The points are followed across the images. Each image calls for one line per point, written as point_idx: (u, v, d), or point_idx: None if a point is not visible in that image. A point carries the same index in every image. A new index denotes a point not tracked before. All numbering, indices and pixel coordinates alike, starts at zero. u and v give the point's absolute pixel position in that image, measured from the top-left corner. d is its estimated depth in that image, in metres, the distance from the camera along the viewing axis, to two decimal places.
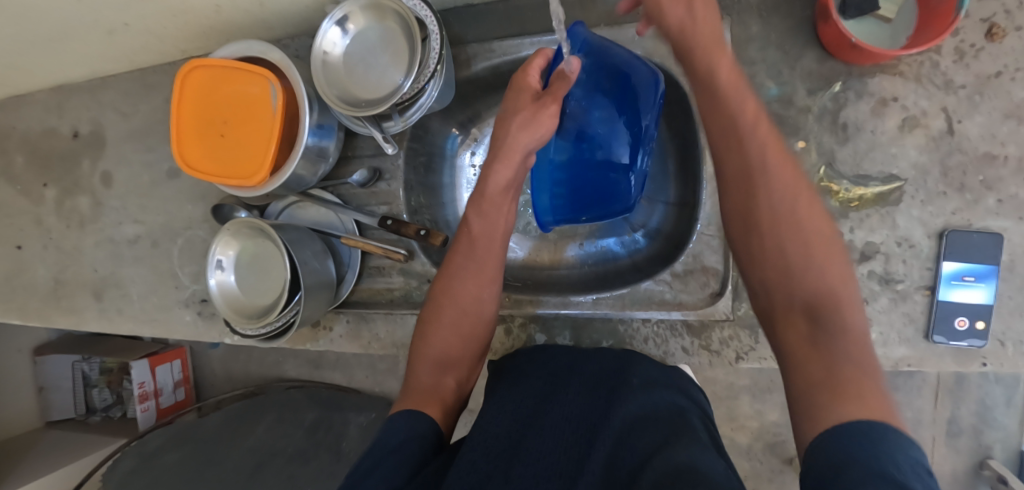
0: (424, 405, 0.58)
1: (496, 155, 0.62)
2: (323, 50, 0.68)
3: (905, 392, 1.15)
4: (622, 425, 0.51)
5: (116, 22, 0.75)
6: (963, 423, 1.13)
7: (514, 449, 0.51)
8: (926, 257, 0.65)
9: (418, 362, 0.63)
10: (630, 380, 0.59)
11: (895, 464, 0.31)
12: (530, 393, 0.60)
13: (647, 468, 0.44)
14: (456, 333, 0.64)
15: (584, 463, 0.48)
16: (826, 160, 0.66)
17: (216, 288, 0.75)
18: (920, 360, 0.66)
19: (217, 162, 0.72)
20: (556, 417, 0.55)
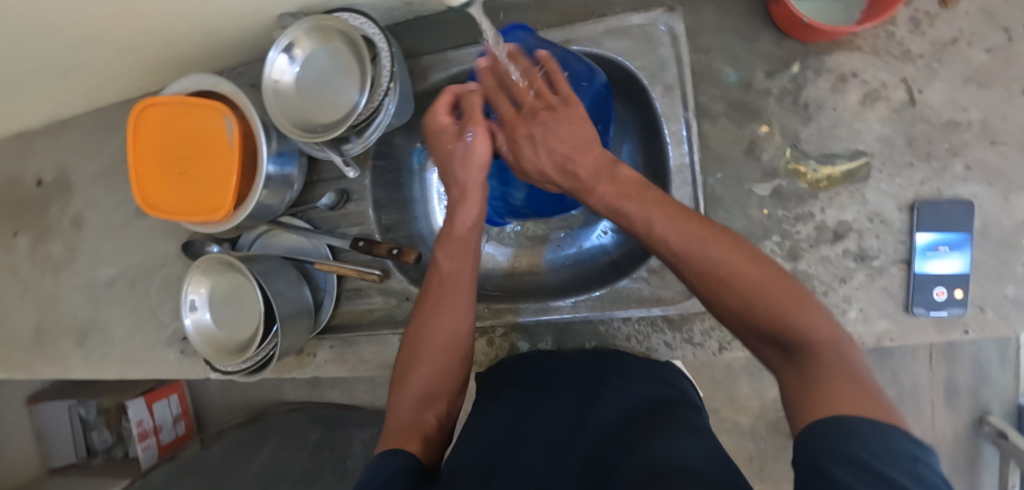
0: (405, 441, 0.55)
1: (456, 197, 0.63)
2: (273, 79, 0.67)
3: (899, 357, 1.16)
4: (602, 430, 0.52)
5: (63, 66, 0.74)
6: (959, 383, 1.13)
7: (495, 467, 0.50)
8: (899, 231, 0.65)
9: (398, 399, 0.60)
10: (610, 381, 0.59)
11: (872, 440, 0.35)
12: (513, 403, 0.59)
13: (627, 470, 0.44)
14: (434, 368, 0.62)
15: (561, 471, 0.49)
16: (790, 141, 0.66)
17: (193, 328, 0.74)
18: (903, 333, 0.65)
19: (180, 200, 0.71)
20: (538, 428, 0.55)
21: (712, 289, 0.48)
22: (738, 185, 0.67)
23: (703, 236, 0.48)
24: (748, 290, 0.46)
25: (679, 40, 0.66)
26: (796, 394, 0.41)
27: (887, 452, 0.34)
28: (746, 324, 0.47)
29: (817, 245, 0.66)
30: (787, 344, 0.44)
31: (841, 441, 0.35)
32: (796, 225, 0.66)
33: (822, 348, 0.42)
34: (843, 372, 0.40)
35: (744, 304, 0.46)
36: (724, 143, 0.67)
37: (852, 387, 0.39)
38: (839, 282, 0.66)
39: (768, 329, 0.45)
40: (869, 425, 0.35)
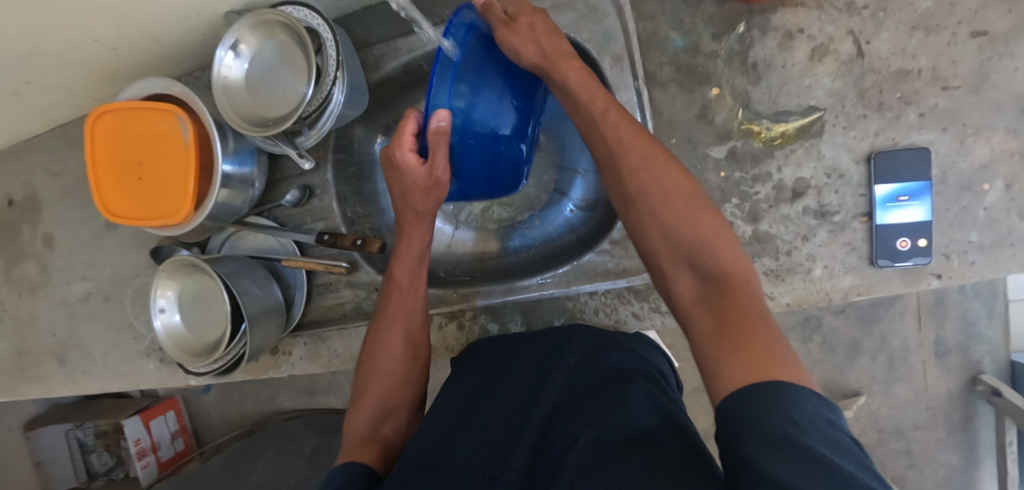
0: (356, 454, 0.56)
1: (407, 218, 0.65)
2: (222, 77, 0.66)
3: (888, 321, 1.14)
4: (552, 410, 0.51)
5: (16, 82, 0.73)
6: (950, 343, 1.12)
7: (441, 461, 0.50)
8: (857, 184, 0.64)
9: (356, 410, 0.61)
10: (565, 359, 0.58)
11: (792, 411, 0.33)
12: (467, 390, 0.60)
13: (577, 444, 0.44)
14: (391, 381, 0.63)
15: (508, 458, 0.47)
16: (742, 102, 0.66)
17: (163, 332, 0.73)
18: (869, 287, 0.65)
19: (139, 205, 0.71)
20: (488, 412, 0.54)
21: (648, 198, 0.49)
22: (692, 150, 0.67)
23: (647, 147, 0.50)
24: (679, 207, 0.48)
25: (624, 9, 0.66)
26: (716, 326, 0.42)
27: (806, 421, 0.32)
28: (667, 247, 0.48)
29: (776, 205, 0.66)
30: (703, 266, 0.45)
31: (761, 416, 0.33)
32: (754, 186, 0.66)
33: (733, 278, 0.44)
34: (749, 302, 0.42)
35: (672, 218, 0.48)
36: (676, 109, 0.68)
37: (756, 318, 0.40)
38: (802, 241, 0.65)
39: (686, 251, 0.47)
40: (789, 391, 0.34)
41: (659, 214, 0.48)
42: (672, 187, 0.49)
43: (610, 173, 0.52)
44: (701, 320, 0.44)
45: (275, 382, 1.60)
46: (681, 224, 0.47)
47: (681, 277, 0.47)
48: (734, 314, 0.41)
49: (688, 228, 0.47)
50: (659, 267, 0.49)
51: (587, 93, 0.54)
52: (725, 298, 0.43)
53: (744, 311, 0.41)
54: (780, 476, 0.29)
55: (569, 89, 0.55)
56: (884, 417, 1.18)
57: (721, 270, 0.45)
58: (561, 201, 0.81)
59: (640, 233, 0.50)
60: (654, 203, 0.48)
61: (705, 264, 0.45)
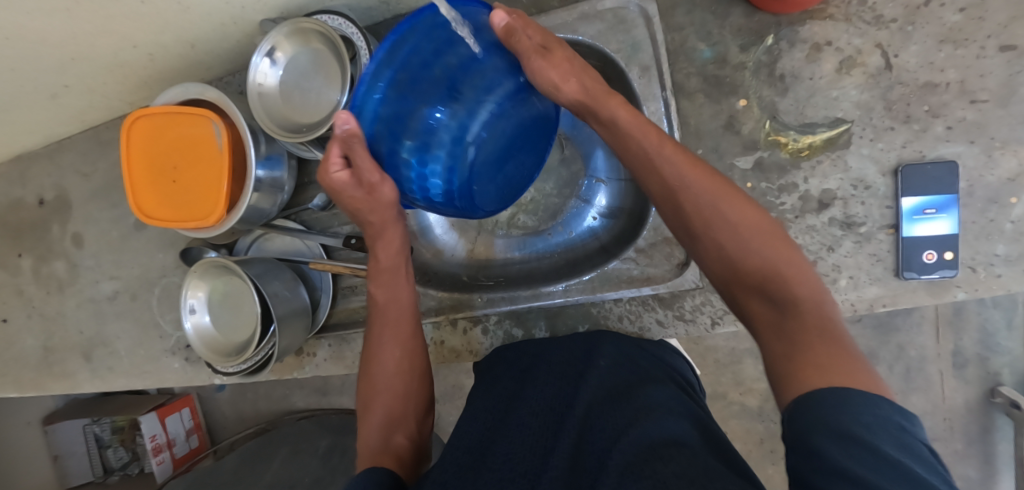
0: (379, 460, 0.55)
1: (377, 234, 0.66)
2: (258, 83, 0.68)
3: (905, 331, 1.14)
4: (586, 412, 0.52)
5: (55, 85, 0.75)
6: (968, 353, 1.12)
7: (480, 460, 0.50)
8: (884, 196, 0.64)
9: (365, 425, 0.61)
10: (595, 362, 0.59)
11: (858, 419, 0.34)
12: (501, 394, 0.61)
13: (617, 448, 0.44)
14: (394, 394, 0.64)
15: (549, 454, 0.48)
16: (769, 113, 0.66)
17: (193, 331, 0.75)
18: (894, 298, 0.65)
19: (173, 208, 0.72)
20: (522, 413, 0.55)
21: (710, 226, 0.48)
22: (718, 160, 0.68)
23: (708, 179, 0.49)
24: (748, 237, 0.47)
25: (653, 20, 0.67)
26: (788, 345, 0.41)
27: (875, 424, 0.34)
28: (733, 275, 0.47)
29: (802, 215, 0.66)
30: (779, 295, 0.44)
31: (829, 412, 0.35)
32: (780, 196, 0.66)
33: (809, 300, 0.43)
34: (829, 336, 0.41)
35: (739, 245, 0.47)
36: (702, 119, 0.68)
37: (839, 356, 0.39)
38: (827, 251, 0.66)
39: (758, 278, 0.45)
40: (858, 396, 0.35)
41: (727, 241, 0.47)
42: (741, 221, 0.48)
43: (668, 201, 0.51)
44: (772, 342, 0.43)
45: (289, 381, 1.61)
46: (750, 252, 0.46)
47: (750, 299, 0.46)
48: (811, 334, 0.41)
49: (756, 256, 0.46)
50: (730, 296, 0.48)
51: (643, 131, 0.53)
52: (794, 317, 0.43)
53: (814, 329, 0.41)
54: (857, 474, 0.31)
55: (620, 126, 0.54)
56: None
57: (800, 300, 0.43)
58: (584, 208, 0.82)
59: (701, 257, 0.50)
60: (714, 235, 0.48)
61: (776, 290, 0.44)
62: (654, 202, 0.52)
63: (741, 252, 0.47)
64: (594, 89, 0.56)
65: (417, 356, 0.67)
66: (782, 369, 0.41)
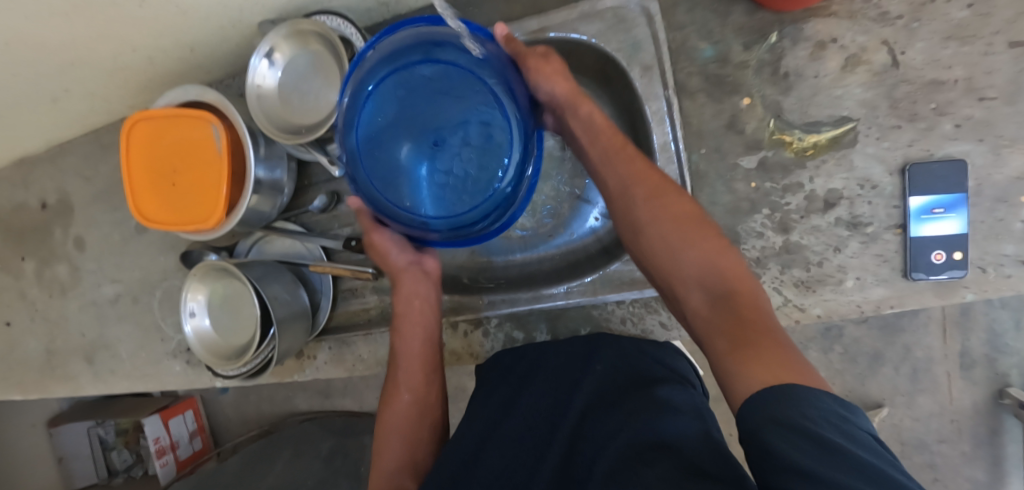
0: None
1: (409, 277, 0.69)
2: (257, 85, 0.68)
3: (912, 331, 1.13)
4: (581, 415, 0.54)
5: (55, 89, 0.75)
6: (975, 354, 1.10)
7: (472, 476, 0.55)
8: (891, 195, 0.63)
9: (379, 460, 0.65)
10: (592, 365, 0.59)
11: (807, 415, 0.34)
12: (496, 404, 0.62)
13: (603, 455, 0.47)
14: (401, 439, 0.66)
15: (539, 466, 0.53)
16: (772, 112, 0.65)
17: (193, 334, 0.75)
18: (901, 299, 0.64)
19: (173, 211, 0.72)
20: (515, 426, 0.58)
21: (659, 220, 0.53)
22: (721, 160, 0.67)
23: (658, 182, 0.55)
24: (687, 231, 0.52)
25: (654, 19, 0.66)
26: (726, 337, 0.44)
27: (822, 417, 0.34)
28: (676, 274, 0.51)
29: (807, 215, 0.65)
30: (712, 284, 0.49)
31: (779, 407, 0.35)
32: (784, 197, 0.66)
33: (742, 294, 0.47)
34: (754, 318, 0.45)
35: (684, 240, 0.51)
36: (705, 119, 0.68)
37: (765, 337, 0.43)
38: (833, 252, 0.65)
39: (695, 272, 0.50)
40: (810, 403, 0.35)
41: (668, 237, 0.52)
42: (683, 218, 0.53)
43: (623, 203, 0.56)
44: (712, 339, 0.46)
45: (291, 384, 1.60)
46: (693, 246, 0.51)
47: (690, 295, 0.50)
48: (745, 329, 0.44)
49: (697, 250, 0.50)
50: (673, 291, 0.52)
51: (609, 133, 0.59)
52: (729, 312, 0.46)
53: (751, 324, 0.44)
54: (804, 465, 0.31)
55: (592, 124, 0.59)
56: (907, 429, 1.17)
57: (729, 289, 0.48)
58: (586, 209, 0.81)
59: (650, 256, 0.54)
60: (659, 233, 0.53)
61: (716, 286, 0.48)
62: (610, 201, 0.58)
63: (683, 247, 0.51)
64: (572, 87, 0.60)
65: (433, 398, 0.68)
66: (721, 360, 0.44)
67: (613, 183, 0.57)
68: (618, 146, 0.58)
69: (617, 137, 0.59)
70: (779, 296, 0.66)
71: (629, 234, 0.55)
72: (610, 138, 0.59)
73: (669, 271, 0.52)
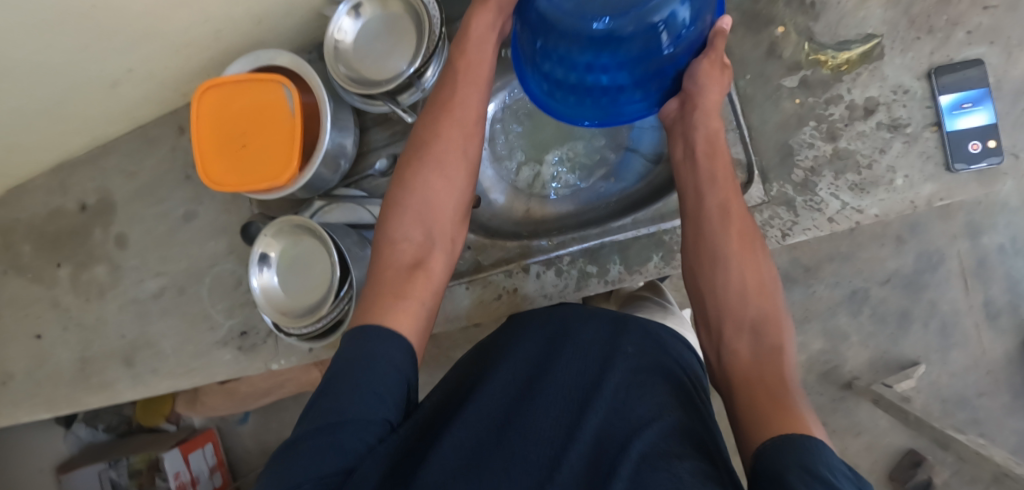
0: (395, 290, 0.56)
1: (475, 6, 0.66)
2: (336, 38, 0.73)
3: (935, 287, 1.18)
4: (611, 393, 0.51)
5: (119, 69, 0.77)
6: (999, 302, 1.17)
7: (511, 421, 0.50)
8: (922, 98, 0.69)
9: (394, 218, 0.61)
10: (621, 347, 0.57)
11: (824, 464, 0.35)
12: (528, 360, 0.58)
13: (631, 448, 0.45)
14: (438, 191, 0.62)
15: (574, 430, 0.48)
16: (806, 36, 0.72)
17: (260, 291, 0.75)
18: (949, 192, 0.69)
19: (243, 172, 0.73)
20: (556, 381, 0.54)
21: (738, 253, 0.56)
22: (766, 83, 0.73)
23: (745, 223, 0.57)
24: (750, 289, 0.54)
25: None
26: (769, 384, 0.47)
27: (835, 471, 0.34)
28: (738, 307, 0.54)
29: (852, 123, 0.71)
30: (766, 348, 0.51)
31: (805, 456, 0.36)
32: (828, 108, 0.71)
33: (786, 363, 0.49)
34: (787, 386, 0.46)
35: (749, 287, 0.54)
36: (745, 49, 0.74)
37: (799, 408, 0.43)
38: (880, 153, 0.70)
39: (756, 322, 0.53)
40: (808, 453, 0.36)
41: (741, 270, 0.55)
42: (755, 264, 0.55)
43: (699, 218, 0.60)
44: (752, 372, 0.49)
45: None
46: (766, 300, 0.54)
47: (739, 338, 0.53)
48: (786, 388, 0.46)
49: (764, 309, 0.53)
50: (723, 326, 0.54)
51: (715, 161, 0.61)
52: (775, 367, 0.49)
53: (790, 387, 0.47)
54: None
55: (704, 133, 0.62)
56: (945, 386, 1.20)
57: (779, 351, 0.50)
58: (636, 158, 0.85)
59: (714, 286, 0.56)
60: (734, 265, 0.55)
61: (771, 338, 0.51)
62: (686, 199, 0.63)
63: (750, 296, 0.54)
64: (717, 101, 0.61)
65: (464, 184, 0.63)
66: (747, 405, 0.46)
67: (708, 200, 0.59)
68: (730, 176, 0.60)
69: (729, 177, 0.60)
70: (838, 200, 0.70)
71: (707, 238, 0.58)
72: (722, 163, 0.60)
73: (725, 312, 0.55)
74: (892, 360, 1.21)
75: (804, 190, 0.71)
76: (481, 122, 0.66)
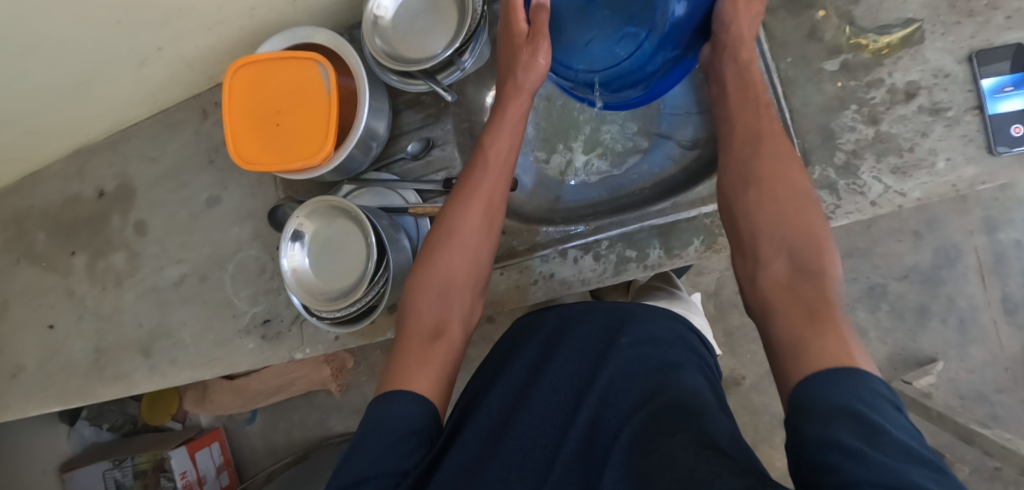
0: (417, 362, 0.57)
1: (510, 98, 0.69)
2: (375, 15, 0.72)
3: (953, 283, 1.18)
4: (604, 391, 0.52)
5: (149, 47, 0.76)
6: (1017, 298, 1.15)
7: (505, 425, 0.52)
8: (963, 82, 0.69)
9: (418, 295, 0.62)
10: (616, 339, 0.57)
11: (859, 400, 0.37)
12: (523, 364, 0.59)
13: (615, 449, 0.46)
14: (462, 256, 0.64)
15: (567, 429, 0.50)
16: (847, 20, 0.72)
17: (291, 273, 0.73)
18: (992, 175, 0.68)
19: (277, 152, 0.72)
20: (550, 381, 0.54)
21: (770, 182, 0.55)
22: (807, 66, 0.73)
23: (788, 174, 0.55)
24: (783, 201, 0.54)
25: None
26: (807, 313, 0.46)
27: (873, 402, 0.37)
28: (766, 234, 0.53)
29: (893, 106, 0.70)
30: (793, 245, 0.51)
31: (830, 392, 0.38)
32: (869, 92, 0.71)
33: (830, 280, 0.48)
34: (832, 305, 0.46)
35: (784, 212, 0.53)
36: (786, 31, 0.74)
37: (839, 330, 0.43)
38: (922, 137, 0.69)
39: (791, 243, 0.51)
40: (852, 377, 0.39)
41: (777, 203, 0.54)
42: (791, 194, 0.54)
43: (732, 181, 0.58)
44: (784, 301, 0.48)
45: (325, 405, 1.48)
46: (797, 212, 0.53)
47: (775, 259, 0.51)
48: (823, 303, 0.46)
49: (796, 221, 0.52)
50: (758, 251, 0.53)
51: (761, 138, 0.59)
52: (812, 286, 0.48)
53: (826, 299, 0.46)
54: (852, 447, 0.34)
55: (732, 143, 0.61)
56: (964, 382, 1.18)
57: (819, 268, 0.49)
58: (668, 145, 0.83)
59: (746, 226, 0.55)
60: (768, 199, 0.55)
61: (809, 258, 0.50)
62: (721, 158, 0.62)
63: (780, 204, 0.54)
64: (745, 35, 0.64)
65: (487, 254, 0.66)
66: (785, 332, 0.46)
67: (751, 198, 0.56)
68: (776, 135, 0.59)
69: (762, 91, 0.63)
70: (881, 184, 0.70)
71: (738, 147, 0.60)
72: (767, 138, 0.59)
73: (756, 226, 0.54)
74: (910, 356, 1.20)
75: (846, 173, 0.70)
76: (507, 197, 0.68)
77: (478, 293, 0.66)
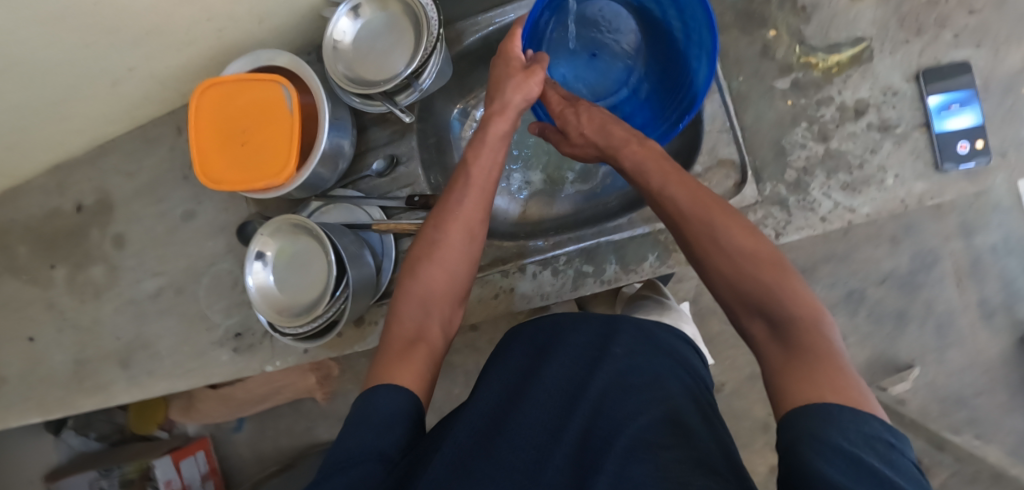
0: (398, 364, 0.56)
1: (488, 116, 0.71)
2: (335, 38, 0.74)
3: (931, 287, 1.18)
4: (600, 396, 0.51)
5: (121, 67, 0.78)
6: (994, 301, 1.16)
7: (499, 425, 0.51)
8: (912, 99, 0.71)
9: (401, 303, 0.63)
10: (610, 349, 0.57)
11: (839, 433, 0.35)
12: (514, 370, 0.58)
13: (612, 455, 0.44)
14: (441, 268, 0.64)
15: (561, 434, 0.49)
16: (797, 39, 0.74)
17: (255, 290, 0.75)
18: (939, 190, 0.69)
19: (242, 170, 0.74)
20: (546, 385, 0.54)
21: (709, 246, 0.53)
22: (760, 83, 0.75)
23: (720, 218, 0.54)
24: (730, 251, 0.52)
25: None
26: (787, 363, 0.43)
27: (860, 439, 0.35)
28: (734, 292, 0.51)
29: (842, 124, 0.72)
30: (742, 293, 0.50)
31: (816, 425, 0.36)
32: (819, 110, 0.72)
33: (802, 318, 0.46)
34: (819, 343, 0.43)
35: (733, 265, 0.51)
36: (740, 49, 0.75)
37: (825, 362, 0.41)
38: (871, 154, 0.71)
39: (755, 297, 0.49)
40: (846, 411, 0.36)
41: (728, 267, 0.52)
42: (720, 248, 0.52)
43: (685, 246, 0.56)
44: (771, 351, 0.46)
45: (312, 413, 1.50)
46: (744, 262, 0.51)
47: (751, 321, 0.50)
48: (805, 335, 0.45)
49: (743, 264, 0.51)
50: (733, 312, 0.52)
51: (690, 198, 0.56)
52: (796, 336, 0.45)
53: (800, 323, 0.46)
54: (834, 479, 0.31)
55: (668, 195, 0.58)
56: (943, 386, 1.18)
57: (787, 315, 0.47)
58: None
59: (718, 292, 0.53)
60: (725, 265, 0.52)
61: (773, 310, 0.48)
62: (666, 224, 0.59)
63: (724, 254, 0.52)
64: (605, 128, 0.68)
65: (472, 258, 0.66)
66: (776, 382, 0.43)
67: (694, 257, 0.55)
68: (692, 184, 0.58)
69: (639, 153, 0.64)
70: (830, 200, 0.71)
71: (666, 217, 0.58)
72: (693, 187, 0.57)
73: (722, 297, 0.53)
74: (888, 361, 1.20)
75: (797, 190, 0.72)
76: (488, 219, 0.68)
77: (459, 299, 0.66)
